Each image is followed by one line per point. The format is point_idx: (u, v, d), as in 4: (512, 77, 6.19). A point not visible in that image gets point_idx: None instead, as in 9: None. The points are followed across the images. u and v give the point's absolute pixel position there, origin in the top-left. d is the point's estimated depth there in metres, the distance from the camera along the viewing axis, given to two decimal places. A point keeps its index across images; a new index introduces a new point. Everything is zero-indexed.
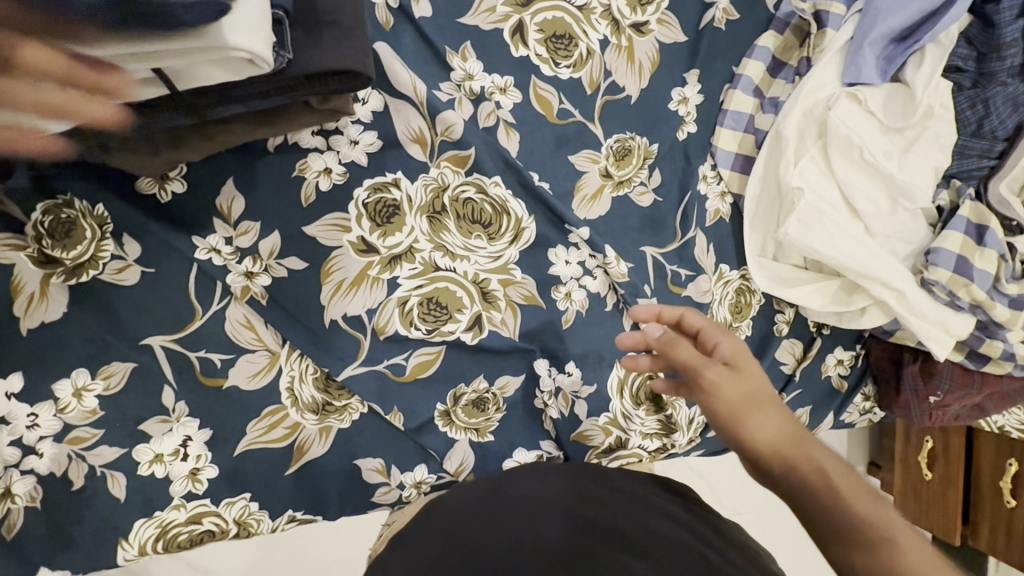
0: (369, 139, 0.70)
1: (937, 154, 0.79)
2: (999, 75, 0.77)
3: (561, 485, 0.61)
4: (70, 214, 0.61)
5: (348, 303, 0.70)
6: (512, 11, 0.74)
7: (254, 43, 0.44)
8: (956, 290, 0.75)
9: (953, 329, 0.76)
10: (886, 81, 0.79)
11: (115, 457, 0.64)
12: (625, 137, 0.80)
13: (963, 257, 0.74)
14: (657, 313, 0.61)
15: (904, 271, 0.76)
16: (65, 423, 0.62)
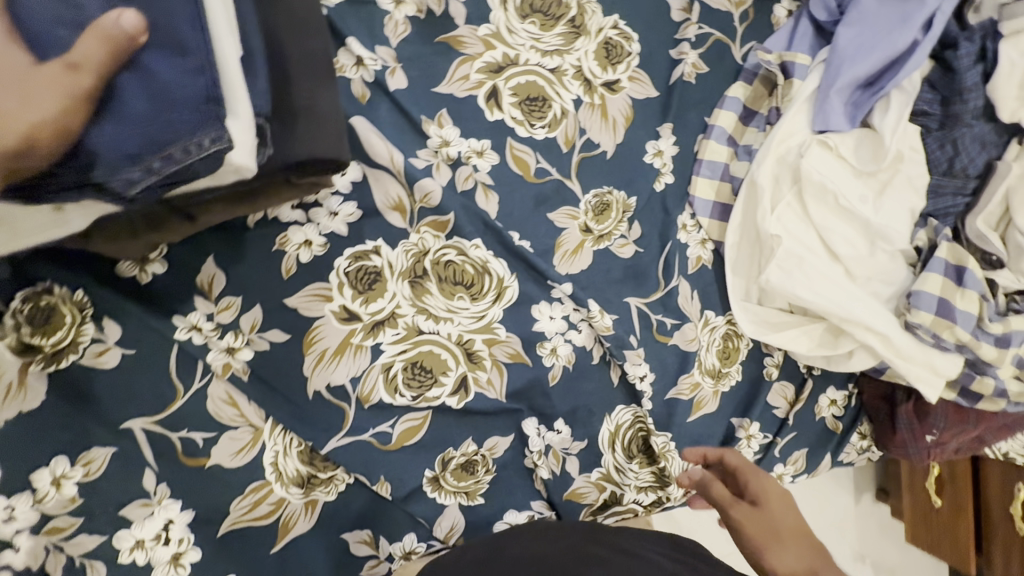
0: (348, 210, 0.70)
1: (911, 195, 0.80)
2: (964, 117, 0.78)
3: (563, 538, 0.61)
4: (50, 300, 0.61)
5: (331, 373, 0.70)
6: (485, 77, 0.75)
7: (233, 153, 0.47)
8: (940, 332, 0.74)
9: (941, 370, 0.76)
10: (855, 127, 0.80)
11: (95, 545, 0.62)
12: (603, 192, 0.81)
13: (944, 300, 0.74)
14: (702, 455, 0.75)
15: (886, 314, 0.76)
16: (43, 514, 0.60)
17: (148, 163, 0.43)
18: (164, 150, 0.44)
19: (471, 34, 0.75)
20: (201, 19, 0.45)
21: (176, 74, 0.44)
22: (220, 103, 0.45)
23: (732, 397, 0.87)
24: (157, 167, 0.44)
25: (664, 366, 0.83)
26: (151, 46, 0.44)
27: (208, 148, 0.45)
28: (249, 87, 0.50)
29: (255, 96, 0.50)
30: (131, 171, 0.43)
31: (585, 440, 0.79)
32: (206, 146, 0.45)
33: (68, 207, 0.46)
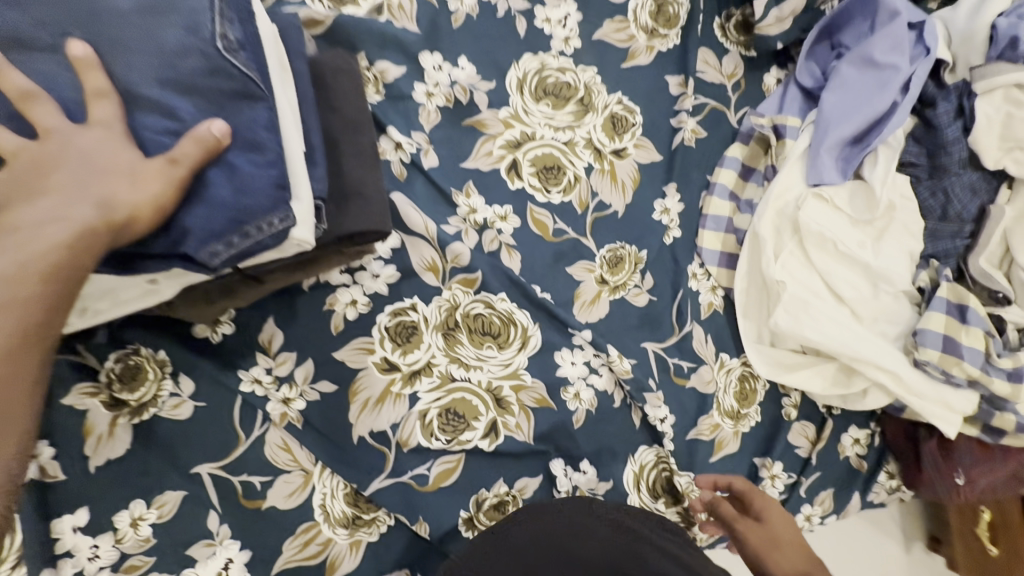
0: (389, 272, 0.80)
1: (908, 239, 0.85)
2: (951, 167, 0.85)
3: (604, 541, 0.61)
4: (136, 359, 0.70)
5: (374, 419, 0.77)
6: (506, 152, 0.86)
7: (296, 230, 0.52)
8: (949, 368, 0.77)
9: (957, 407, 0.78)
10: (848, 179, 0.87)
11: None
12: (616, 247, 0.89)
13: (949, 337, 0.77)
14: (713, 480, 0.83)
15: (895, 352, 0.80)
16: (122, 552, 0.68)
17: (230, 239, 0.49)
18: (244, 228, 0.49)
19: (493, 117, 0.86)
20: (273, 123, 0.51)
21: (251, 167, 0.49)
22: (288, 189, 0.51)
23: (752, 437, 0.90)
24: (236, 242, 0.49)
25: (683, 407, 0.87)
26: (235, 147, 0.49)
27: (276, 226, 0.50)
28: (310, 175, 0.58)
29: (314, 183, 0.58)
30: (215, 246, 0.48)
31: (610, 480, 0.83)
32: (277, 225, 0.50)
33: (163, 280, 0.54)
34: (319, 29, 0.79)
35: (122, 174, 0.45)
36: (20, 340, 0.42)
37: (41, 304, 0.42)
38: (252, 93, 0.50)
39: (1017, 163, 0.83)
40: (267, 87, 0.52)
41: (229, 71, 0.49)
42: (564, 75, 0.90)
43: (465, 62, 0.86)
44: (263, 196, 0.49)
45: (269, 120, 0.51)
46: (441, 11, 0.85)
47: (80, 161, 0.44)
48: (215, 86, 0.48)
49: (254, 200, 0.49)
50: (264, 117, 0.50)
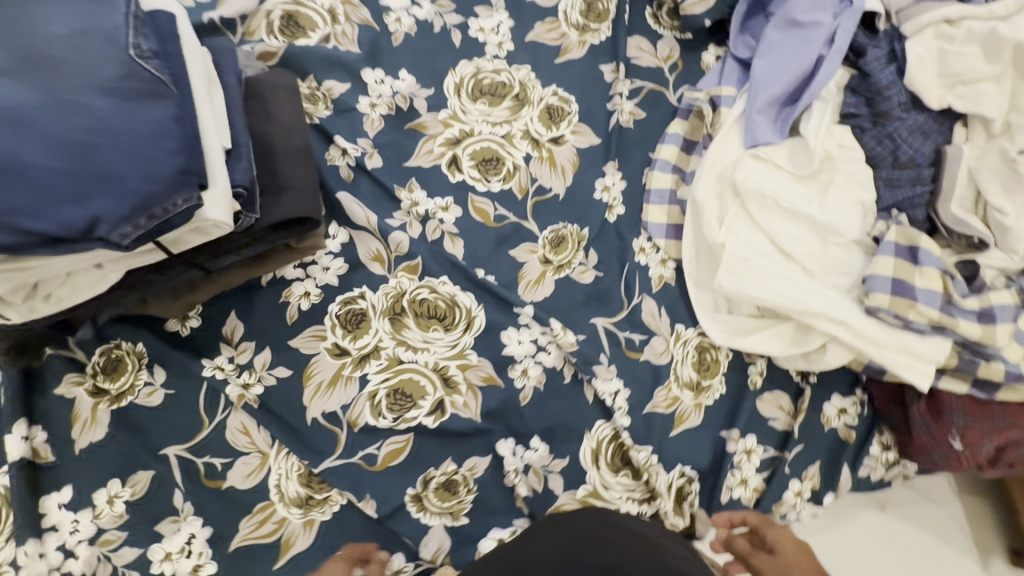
0: (338, 264, 0.87)
1: (858, 189, 0.82)
2: (892, 112, 0.82)
3: (640, 558, 0.64)
4: (118, 352, 0.81)
5: (326, 401, 0.82)
6: (446, 149, 0.92)
7: (206, 210, 0.61)
8: (903, 312, 0.72)
9: (925, 356, 0.72)
10: (785, 138, 0.85)
11: (134, 556, 0.75)
12: (559, 228, 0.91)
13: (899, 280, 0.72)
14: (728, 518, 0.81)
15: (846, 303, 0.75)
16: (98, 527, 0.75)
17: (138, 221, 0.56)
18: (150, 210, 0.56)
19: (433, 119, 0.93)
20: (179, 117, 0.59)
21: (158, 153, 0.56)
22: (192, 174, 0.58)
23: (718, 409, 0.87)
24: (143, 223, 0.56)
25: (638, 381, 0.86)
26: (141, 133, 0.56)
27: (180, 206, 0.58)
28: (232, 168, 0.67)
29: (235, 174, 0.67)
30: (125, 227, 0.56)
31: (565, 457, 0.84)
32: (181, 205, 0.58)
33: (109, 265, 0.63)
34: (272, 59, 0.91)
35: None
36: None
37: None
38: (161, 92, 0.58)
39: (964, 98, 0.79)
40: (177, 90, 0.61)
41: (141, 74, 0.57)
42: (499, 75, 0.96)
43: (405, 74, 0.94)
44: (163, 181, 0.56)
45: (175, 114, 0.59)
46: (382, 34, 0.95)
47: None
48: (129, 87, 0.56)
49: (155, 185, 0.56)
50: (169, 112, 0.58)
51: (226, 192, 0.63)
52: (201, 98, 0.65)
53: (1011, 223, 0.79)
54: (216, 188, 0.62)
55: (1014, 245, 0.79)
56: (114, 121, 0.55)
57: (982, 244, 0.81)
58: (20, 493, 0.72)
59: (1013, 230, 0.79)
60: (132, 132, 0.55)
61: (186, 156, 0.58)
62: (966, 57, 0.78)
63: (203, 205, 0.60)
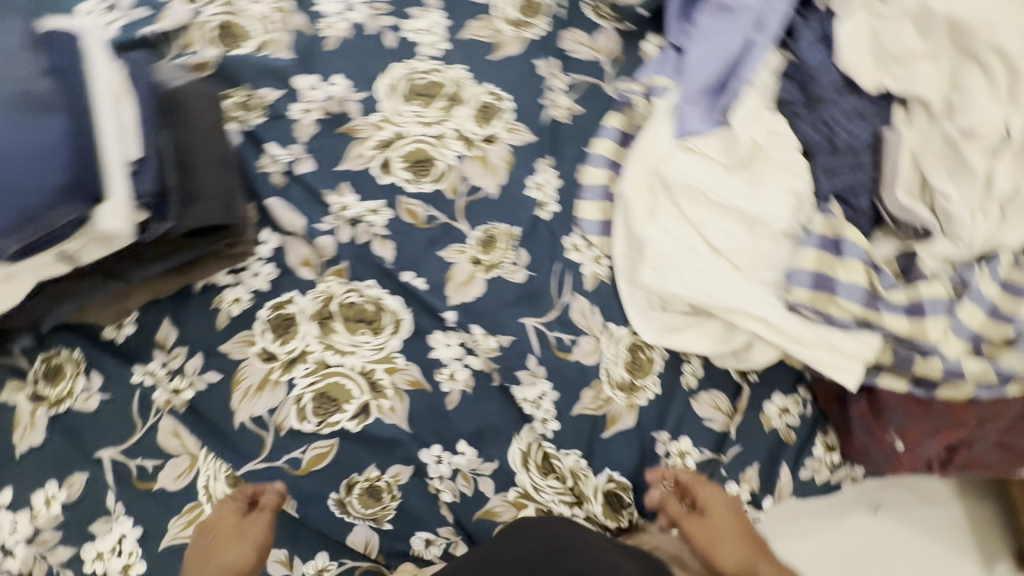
0: (269, 270, 0.88)
1: (790, 178, 0.79)
2: (827, 96, 0.78)
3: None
4: (58, 359, 0.84)
5: (253, 405, 0.85)
6: (378, 152, 0.92)
7: (100, 222, 0.63)
8: (824, 308, 0.72)
9: (843, 349, 0.72)
10: (715, 128, 0.82)
11: (69, 554, 0.78)
12: (490, 227, 0.90)
13: (821, 274, 0.72)
14: (660, 475, 0.82)
15: (767, 299, 0.74)
16: (36, 527, 0.78)
17: (24, 233, 0.59)
18: (36, 223, 0.59)
19: (364, 122, 0.93)
20: (72, 132, 0.62)
21: (45, 167, 0.59)
22: (81, 188, 0.61)
23: (650, 411, 0.84)
24: (29, 235, 0.59)
25: (568, 382, 0.85)
26: (28, 148, 0.58)
27: (65, 218, 0.60)
28: (136, 180, 0.70)
29: (138, 185, 0.70)
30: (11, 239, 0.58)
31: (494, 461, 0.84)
32: (67, 216, 0.61)
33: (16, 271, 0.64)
34: (206, 69, 0.91)
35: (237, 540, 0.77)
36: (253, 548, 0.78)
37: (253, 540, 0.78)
38: (52, 108, 0.60)
39: (898, 79, 0.75)
40: (73, 103, 0.63)
41: (33, 89, 0.59)
42: (433, 75, 0.95)
43: (338, 78, 0.94)
44: (50, 194, 0.59)
45: (68, 130, 0.61)
46: (315, 39, 0.95)
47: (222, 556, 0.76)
48: (19, 102, 0.58)
49: (42, 198, 0.59)
50: (62, 127, 0.61)
51: (126, 203, 0.65)
52: (104, 106, 0.66)
53: (955, 210, 0.74)
54: (114, 198, 0.64)
55: (958, 232, 0.74)
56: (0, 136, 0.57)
57: (924, 232, 0.77)
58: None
59: (957, 217, 0.74)
60: (19, 146, 0.57)
61: (76, 171, 0.61)
62: (897, 34, 0.74)
63: (94, 216, 0.62)
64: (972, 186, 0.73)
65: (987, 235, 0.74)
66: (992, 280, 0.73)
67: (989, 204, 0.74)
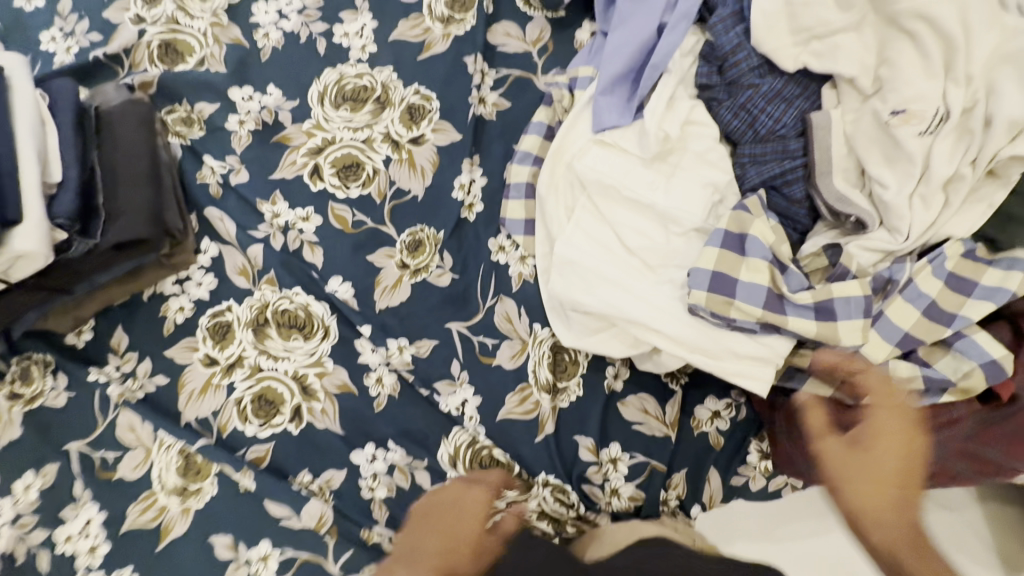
0: (209, 280, 0.91)
1: (708, 170, 0.76)
2: (744, 79, 0.75)
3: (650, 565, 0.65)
4: (30, 362, 0.89)
5: (199, 406, 0.88)
6: (308, 159, 0.93)
7: (18, 243, 0.70)
8: (724, 312, 0.69)
9: (746, 354, 0.70)
10: (632, 119, 0.79)
11: (42, 538, 0.81)
12: (415, 231, 0.90)
13: (718, 274, 0.69)
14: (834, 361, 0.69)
15: (670, 302, 0.73)
16: (18, 511, 0.81)
17: None
18: None
19: (297, 130, 0.94)
20: None
21: None
22: None
23: (576, 412, 0.84)
24: None
25: (491, 388, 0.84)
26: None
27: None
28: (57, 202, 0.75)
29: (59, 206, 0.75)
30: None
31: (423, 458, 0.83)
32: None
33: None
34: (151, 88, 0.95)
35: (453, 538, 0.73)
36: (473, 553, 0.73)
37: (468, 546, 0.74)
38: None
39: (819, 55, 0.72)
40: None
41: None
42: (362, 80, 0.95)
43: (272, 89, 0.96)
44: None
45: None
46: (251, 51, 0.98)
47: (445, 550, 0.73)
48: None
49: None
50: None
51: (41, 225, 0.71)
52: (27, 135, 0.74)
53: (890, 198, 0.68)
54: (30, 220, 0.71)
55: (897, 223, 0.68)
56: None
57: (861, 225, 0.72)
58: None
59: (892, 205, 0.68)
60: None
61: None
62: (816, 8, 0.71)
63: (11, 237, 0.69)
64: (910, 170, 0.67)
65: (926, 225, 0.68)
66: (936, 277, 0.68)
67: (930, 191, 0.67)
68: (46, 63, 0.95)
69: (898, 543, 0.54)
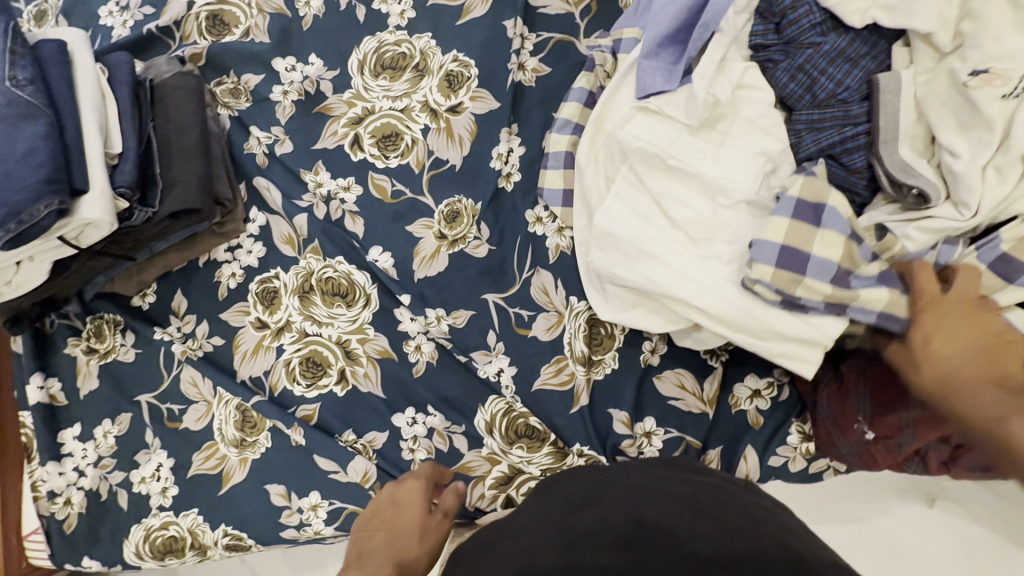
0: (258, 247, 0.95)
1: (761, 138, 0.73)
2: (804, 38, 0.70)
3: (694, 504, 0.60)
4: (102, 320, 0.98)
5: (252, 365, 0.93)
6: (349, 129, 0.94)
7: (84, 212, 0.74)
8: (786, 287, 0.66)
9: (790, 336, 0.68)
10: (678, 84, 0.76)
11: (121, 478, 0.94)
12: (453, 201, 0.90)
13: (787, 249, 0.66)
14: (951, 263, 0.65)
15: (716, 278, 0.70)
16: (99, 453, 0.95)
17: (9, 226, 0.69)
18: (19, 216, 0.69)
19: (338, 100, 0.95)
20: (46, 133, 0.71)
21: (26, 168, 0.69)
22: (57, 183, 0.71)
23: (612, 384, 0.83)
24: (13, 227, 0.69)
25: (527, 358, 0.85)
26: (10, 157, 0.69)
27: (43, 212, 0.70)
28: (117, 172, 0.79)
29: (120, 176, 0.79)
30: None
31: (461, 424, 0.85)
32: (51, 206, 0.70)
33: (29, 252, 0.78)
34: (200, 60, 0.98)
35: (401, 529, 0.78)
36: (422, 531, 0.78)
37: (416, 531, 0.78)
38: (32, 114, 0.71)
39: (891, 9, 0.66)
40: (55, 111, 0.74)
41: (20, 100, 0.71)
42: (400, 47, 0.94)
43: (314, 58, 0.97)
44: (30, 190, 0.69)
45: (46, 132, 0.71)
46: (293, 20, 0.98)
47: (398, 543, 0.77)
48: (9, 112, 0.70)
49: (21, 196, 0.69)
50: (41, 130, 0.71)
51: (104, 194, 0.76)
52: (88, 109, 0.78)
53: (960, 168, 0.62)
54: (94, 190, 0.75)
55: (965, 198, 0.62)
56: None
57: (924, 199, 0.66)
58: (40, 428, 0.95)
59: (962, 176, 0.62)
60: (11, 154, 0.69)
61: (52, 168, 0.71)
62: None
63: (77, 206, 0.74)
64: (987, 138, 0.61)
65: (1000, 199, 0.62)
66: (978, 259, 0.64)
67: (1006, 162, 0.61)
68: (105, 38, 0.99)
69: (978, 390, 0.58)
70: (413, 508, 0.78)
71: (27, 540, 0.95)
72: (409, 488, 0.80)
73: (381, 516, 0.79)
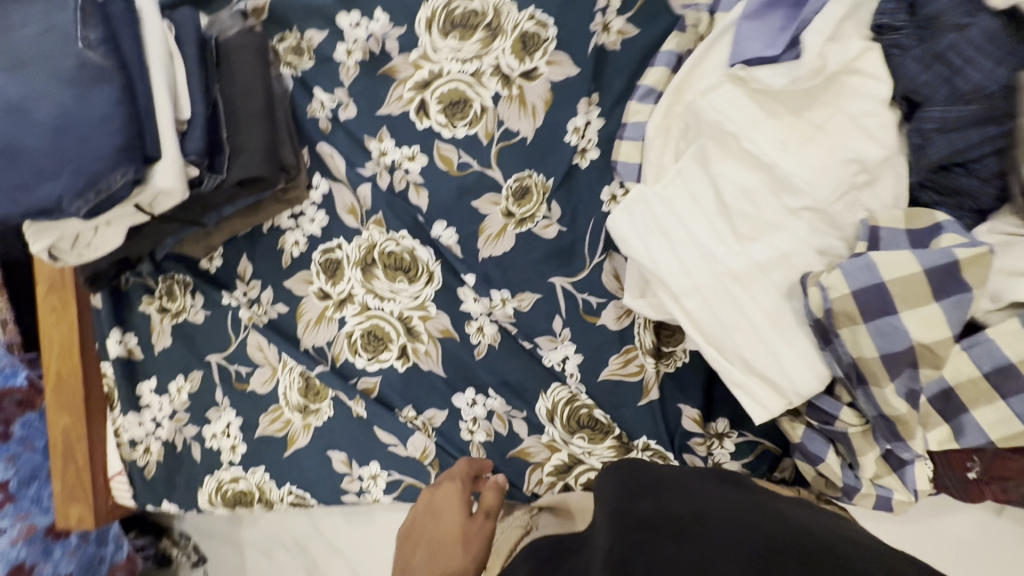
0: (320, 216, 0.93)
1: (859, 141, 0.63)
2: (948, 16, 0.59)
3: (756, 510, 0.57)
4: (172, 281, 1.00)
5: (315, 335, 0.93)
6: (415, 93, 0.88)
7: (158, 181, 0.75)
8: (906, 300, 0.57)
9: (757, 366, 0.65)
10: (779, 51, 0.66)
11: (195, 431, 0.99)
12: (522, 177, 0.85)
13: (950, 268, 0.55)
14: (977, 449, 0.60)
15: (711, 278, 0.66)
16: (174, 407, 1.00)
17: (88, 196, 0.70)
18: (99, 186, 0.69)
19: (404, 61, 0.89)
20: (119, 99, 0.70)
21: (101, 136, 0.68)
22: (132, 151, 0.70)
23: (681, 380, 0.79)
24: (92, 197, 0.69)
25: (594, 348, 0.81)
26: (84, 122, 0.68)
27: (119, 182, 0.70)
28: (187, 140, 0.79)
29: (191, 143, 0.79)
30: (78, 203, 0.70)
31: (521, 410, 0.84)
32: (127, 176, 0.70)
33: (109, 220, 0.80)
34: (262, 14, 0.93)
35: (444, 540, 0.69)
36: (463, 538, 0.68)
37: (458, 543, 0.68)
38: (106, 77, 0.69)
39: None
40: (125, 73, 0.72)
41: (92, 62, 0.69)
42: (472, 2, 0.85)
43: (380, 13, 0.89)
44: (107, 159, 0.69)
45: (118, 97, 0.70)
46: None
47: (435, 555, 0.68)
48: (81, 75, 0.68)
49: (99, 164, 0.69)
50: (113, 94, 0.69)
51: (176, 164, 0.76)
52: (157, 71, 0.76)
53: None
54: (169, 159, 0.75)
55: None
56: (75, 110, 0.68)
57: None
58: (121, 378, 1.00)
59: None
60: (84, 121, 0.68)
61: (127, 134, 0.70)
62: None
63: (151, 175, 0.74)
64: None
65: None
66: None
67: None
68: None
69: None
70: (449, 515, 0.72)
71: (112, 481, 1.04)
72: (444, 493, 0.75)
73: (424, 528, 0.73)
